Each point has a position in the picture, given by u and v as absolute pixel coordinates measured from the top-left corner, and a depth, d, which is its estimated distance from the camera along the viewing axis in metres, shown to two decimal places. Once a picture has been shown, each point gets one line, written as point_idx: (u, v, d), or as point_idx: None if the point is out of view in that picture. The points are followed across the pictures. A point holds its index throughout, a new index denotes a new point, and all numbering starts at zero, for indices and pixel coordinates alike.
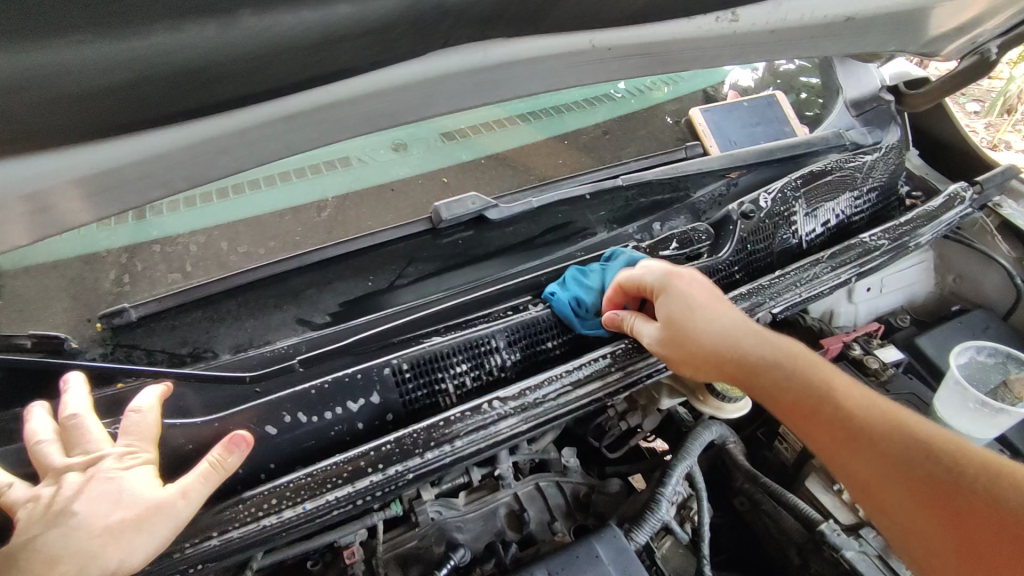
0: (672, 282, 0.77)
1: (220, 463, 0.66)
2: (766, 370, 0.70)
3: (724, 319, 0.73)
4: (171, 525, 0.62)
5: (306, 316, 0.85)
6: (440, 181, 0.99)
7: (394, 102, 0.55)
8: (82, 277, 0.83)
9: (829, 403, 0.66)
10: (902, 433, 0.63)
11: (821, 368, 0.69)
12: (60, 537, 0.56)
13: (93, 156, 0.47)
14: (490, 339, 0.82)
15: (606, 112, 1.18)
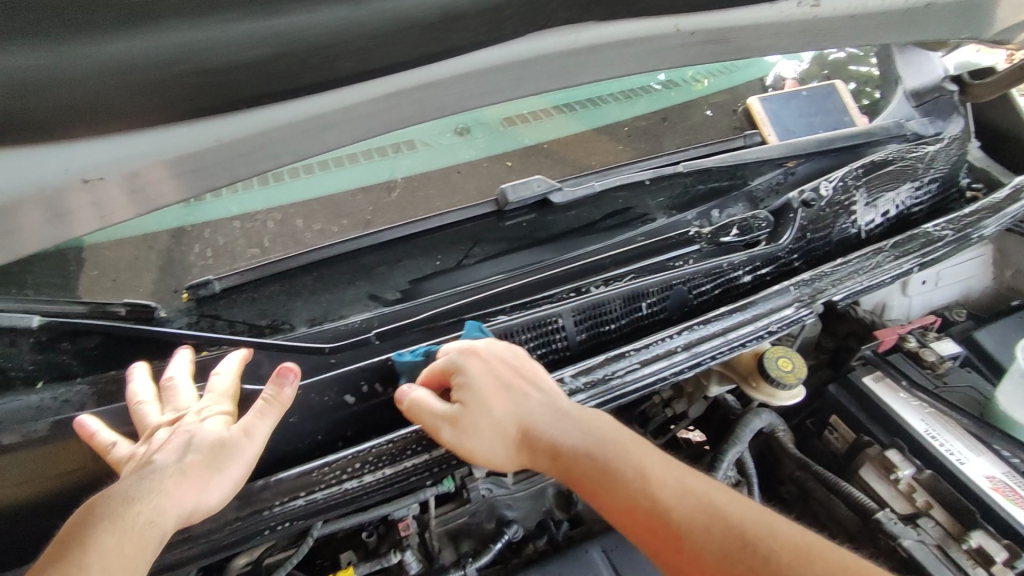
0: (467, 362, 0.73)
1: (275, 397, 0.68)
2: (580, 461, 0.71)
3: (530, 405, 0.74)
4: (239, 462, 0.65)
5: (378, 292, 0.88)
6: (505, 164, 1.03)
7: (490, 83, 0.58)
8: (170, 251, 0.88)
9: (641, 492, 0.67)
10: (715, 520, 0.63)
11: (631, 455, 0.70)
12: (137, 481, 0.60)
13: (219, 127, 0.50)
14: (556, 319, 0.84)
15: (649, 104, 1.17)
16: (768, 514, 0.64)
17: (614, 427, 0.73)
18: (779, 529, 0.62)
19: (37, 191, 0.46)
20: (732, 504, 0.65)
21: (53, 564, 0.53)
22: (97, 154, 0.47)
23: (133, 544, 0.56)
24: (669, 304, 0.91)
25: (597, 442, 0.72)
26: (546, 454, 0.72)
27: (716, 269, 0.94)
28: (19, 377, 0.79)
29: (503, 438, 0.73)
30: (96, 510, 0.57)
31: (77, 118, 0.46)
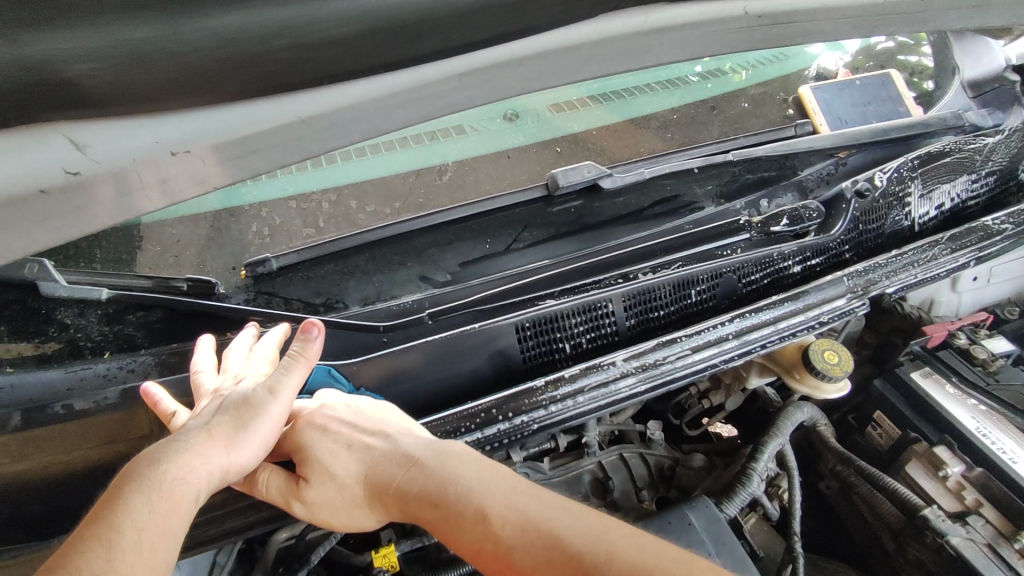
0: (301, 428, 0.69)
1: (300, 352, 0.69)
2: (421, 510, 0.63)
3: (369, 457, 0.67)
4: (267, 420, 0.66)
5: (429, 273, 0.90)
6: (554, 150, 1.04)
7: (557, 64, 0.59)
8: (229, 228, 0.91)
9: (485, 533, 0.59)
10: (561, 556, 0.55)
11: (474, 489, 0.61)
12: (169, 443, 0.61)
13: (297, 104, 0.51)
14: (606, 304, 0.84)
15: (688, 96, 1.15)
16: (615, 539, 0.55)
17: (465, 458, 0.64)
18: (625, 560, 0.53)
19: (131, 164, 0.48)
20: (580, 533, 0.56)
21: (86, 525, 0.53)
22: (189, 130, 0.49)
23: (162, 502, 0.56)
24: (718, 293, 0.91)
25: (440, 483, 0.63)
26: (392, 507, 0.65)
27: (767, 258, 0.93)
28: (89, 347, 0.83)
29: (353, 497, 0.67)
30: (126, 474, 0.57)
31: (174, 92, 0.48)
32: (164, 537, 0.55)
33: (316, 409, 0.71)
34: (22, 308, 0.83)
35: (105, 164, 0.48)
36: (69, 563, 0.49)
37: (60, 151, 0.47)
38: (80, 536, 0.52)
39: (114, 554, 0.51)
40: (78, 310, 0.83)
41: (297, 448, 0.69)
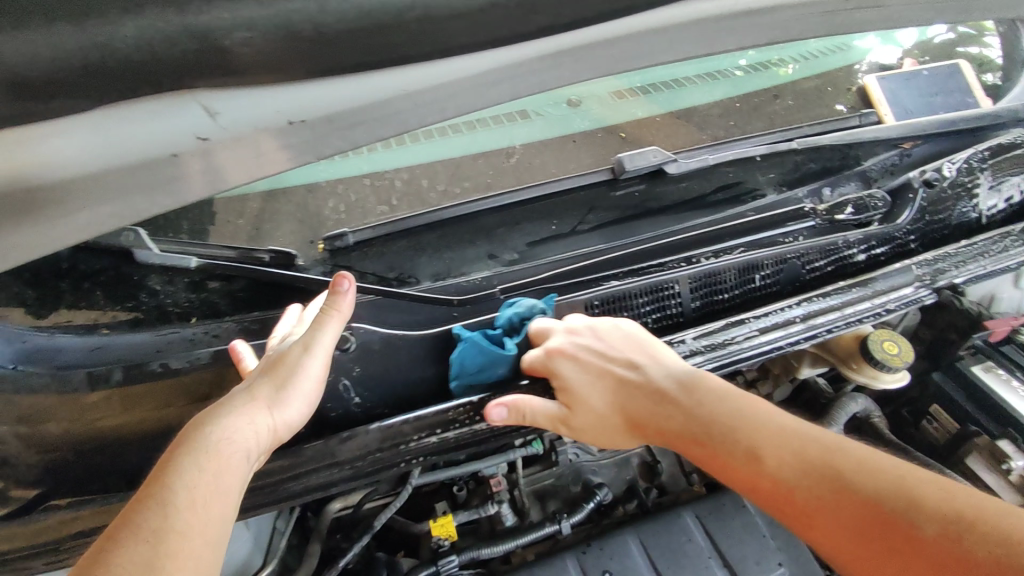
0: (555, 358, 0.79)
1: (332, 309, 0.74)
2: (687, 439, 0.73)
3: (628, 389, 0.78)
4: (308, 377, 0.71)
5: (497, 252, 0.93)
6: (618, 136, 1.06)
7: (648, 44, 0.61)
8: (307, 203, 0.94)
9: (754, 466, 0.67)
10: (836, 485, 0.61)
11: (744, 429, 0.69)
12: (218, 406, 0.66)
13: (411, 76, 0.55)
14: (673, 285, 0.86)
15: (726, 89, 1.13)
16: (913, 480, 0.58)
17: (720, 397, 0.73)
18: (923, 499, 0.56)
19: (253, 131, 0.53)
20: (865, 476, 0.60)
21: (143, 484, 0.57)
22: (305, 100, 0.53)
23: (210, 460, 0.59)
24: (782, 278, 0.92)
25: (704, 421, 0.72)
26: (656, 434, 0.76)
27: (831, 245, 0.93)
28: (176, 312, 0.89)
29: (615, 422, 0.79)
30: (179, 437, 0.62)
31: (302, 61, 0.51)
32: (214, 492, 0.58)
33: (568, 342, 0.80)
34: (115, 274, 0.88)
35: (231, 130, 0.52)
36: (130, 515, 0.54)
37: (194, 118, 0.51)
38: (139, 494, 0.56)
39: (169, 505, 0.55)
40: (166, 277, 0.89)
41: (558, 379, 0.79)
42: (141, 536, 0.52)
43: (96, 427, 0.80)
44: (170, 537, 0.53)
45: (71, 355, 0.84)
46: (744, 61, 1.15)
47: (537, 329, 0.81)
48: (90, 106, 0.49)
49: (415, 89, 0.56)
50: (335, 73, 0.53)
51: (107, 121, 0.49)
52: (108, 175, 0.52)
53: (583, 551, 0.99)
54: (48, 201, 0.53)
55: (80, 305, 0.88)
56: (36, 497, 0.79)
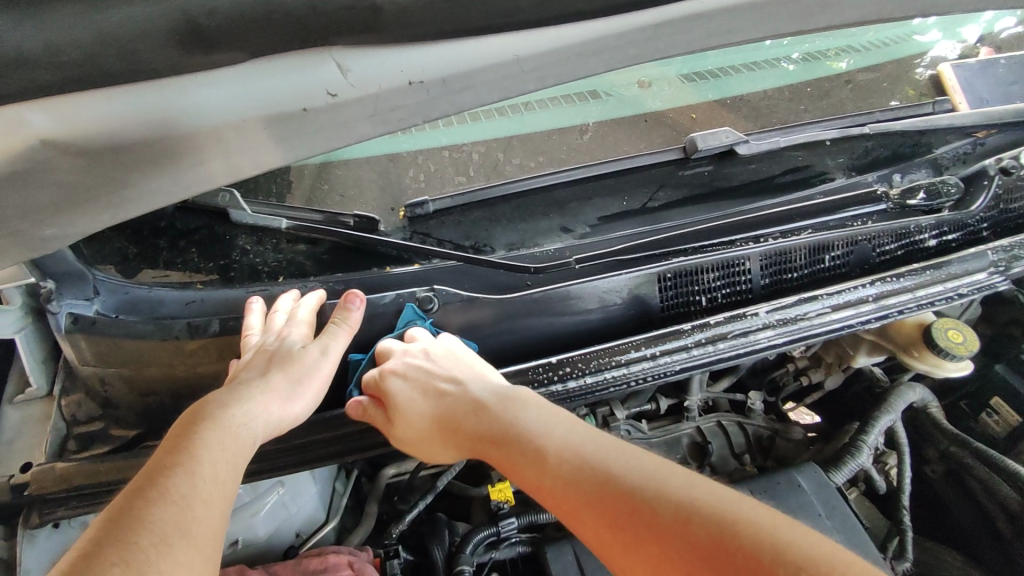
0: (389, 374, 0.81)
1: (346, 319, 0.82)
2: (493, 450, 0.72)
3: (448, 401, 0.79)
4: (317, 379, 0.79)
5: (570, 225, 0.96)
6: (690, 116, 1.08)
7: (742, 17, 0.67)
8: (389, 171, 0.99)
9: (544, 468, 0.65)
10: (602, 486, 0.59)
11: (536, 433, 0.68)
12: (235, 394, 0.72)
13: (530, 42, 0.60)
14: (745, 261, 0.88)
15: (781, 79, 1.12)
16: (661, 472, 0.57)
17: (529, 407, 0.72)
18: (666, 488, 0.55)
19: (379, 92, 0.58)
20: (625, 470, 0.59)
21: (165, 454, 0.61)
22: (429, 62, 0.58)
23: (230, 441, 0.65)
24: (852, 260, 0.93)
25: (506, 427, 0.71)
26: (464, 440, 0.77)
27: (904, 229, 0.94)
28: (265, 271, 0.93)
29: (433, 430, 0.82)
30: (198, 417, 0.67)
31: (433, 22, 0.56)
32: (229, 469, 0.63)
33: (401, 361, 0.81)
34: (210, 234, 0.94)
35: (359, 88, 0.58)
36: (159, 479, 0.56)
37: (329, 74, 0.56)
38: (166, 461, 0.59)
39: (196, 475, 0.59)
40: (256, 238, 0.94)
41: (388, 393, 0.81)
42: (172, 498, 0.55)
43: (194, 374, 0.86)
44: (198, 501, 0.56)
45: (169, 308, 0.89)
46: (794, 57, 1.13)
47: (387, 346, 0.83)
48: (241, 59, 0.54)
49: (526, 54, 0.61)
50: (459, 36, 0.58)
51: (254, 74, 0.54)
52: (246, 126, 0.56)
53: None
54: (190, 150, 0.56)
55: (175, 263, 0.93)
56: (134, 438, 0.87)
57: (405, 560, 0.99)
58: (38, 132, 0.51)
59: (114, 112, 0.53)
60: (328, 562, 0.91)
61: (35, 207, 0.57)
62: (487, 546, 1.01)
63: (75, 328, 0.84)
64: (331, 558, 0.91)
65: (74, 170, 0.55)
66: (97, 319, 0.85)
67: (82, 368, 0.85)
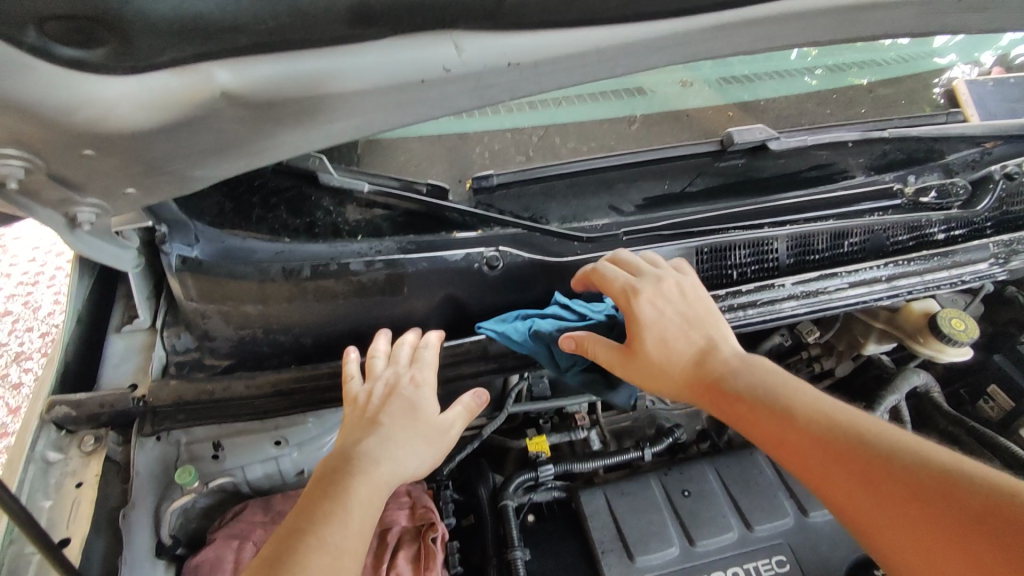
0: (640, 292, 0.85)
1: (471, 407, 0.89)
2: (733, 402, 0.77)
3: (688, 337, 0.83)
4: (447, 445, 0.86)
5: (617, 204, 1.09)
6: (727, 114, 1.20)
7: (786, 24, 0.79)
8: (457, 148, 1.11)
9: (787, 425, 0.72)
10: (861, 445, 0.67)
11: (779, 395, 0.75)
12: (382, 445, 0.78)
13: (611, 34, 0.72)
14: (773, 242, 1.00)
15: (809, 86, 1.23)
16: (920, 445, 0.65)
17: (769, 372, 0.79)
18: (919, 454, 0.64)
19: (483, 69, 0.71)
20: (883, 441, 0.67)
21: (324, 497, 0.71)
22: (527, 48, 0.70)
23: (374, 498, 0.74)
24: (868, 247, 1.04)
25: (748, 384, 0.78)
26: (695, 393, 0.81)
27: (916, 223, 1.05)
28: (346, 229, 1.05)
29: (661, 370, 0.83)
30: (352, 464, 0.76)
31: (539, 15, 0.68)
32: (370, 518, 0.73)
33: (654, 288, 0.86)
34: (298, 194, 1.04)
35: (468, 65, 0.70)
36: (317, 530, 0.68)
37: (446, 53, 0.68)
38: (325, 505, 0.71)
39: (347, 527, 0.69)
40: (338, 200, 1.04)
41: (631, 312, 0.85)
42: (327, 545, 0.67)
43: (286, 313, 0.97)
44: (346, 554, 0.67)
45: (261, 255, 0.99)
46: (816, 74, 1.24)
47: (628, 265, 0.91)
48: (383, 36, 0.65)
49: (605, 45, 0.73)
50: (556, 27, 0.70)
51: (390, 49, 0.66)
52: (374, 91, 0.69)
53: (664, 473, 1.09)
54: (330, 106, 0.68)
55: (265, 220, 1.02)
56: (227, 366, 0.99)
57: (454, 497, 1.09)
58: (221, 85, 0.62)
59: (280, 73, 0.64)
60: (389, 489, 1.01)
61: (198, 146, 0.69)
62: (525, 489, 1.09)
63: (184, 268, 0.95)
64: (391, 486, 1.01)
65: (238, 118, 0.66)
66: (203, 260, 0.96)
67: (187, 303, 0.96)
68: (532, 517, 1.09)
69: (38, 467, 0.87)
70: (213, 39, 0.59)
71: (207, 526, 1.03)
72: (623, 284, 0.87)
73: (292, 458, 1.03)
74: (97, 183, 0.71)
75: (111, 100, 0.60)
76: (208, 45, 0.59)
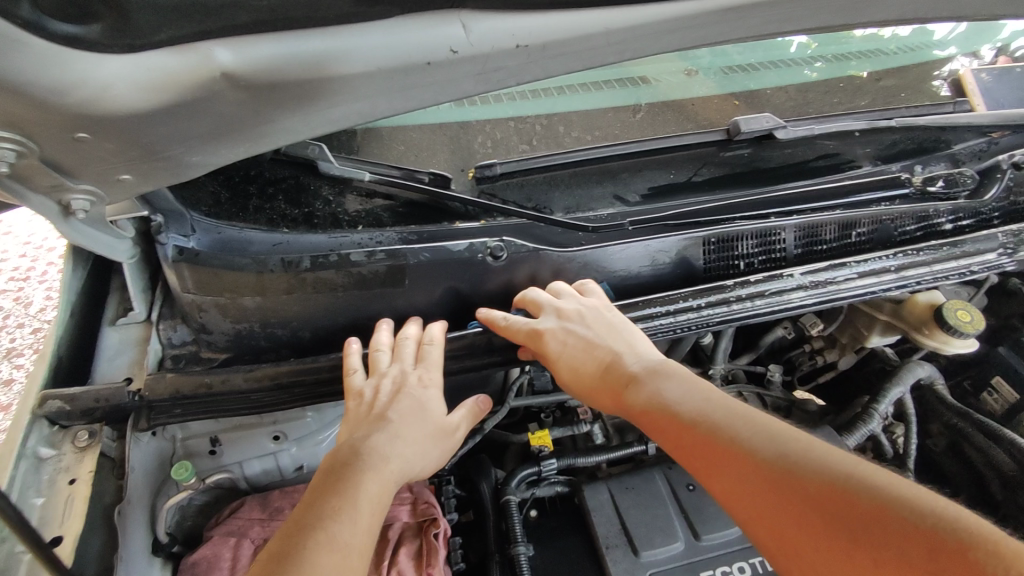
0: (545, 335, 0.86)
1: (477, 409, 0.85)
2: (637, 413, 0.76)
3: (594, 362, 0.83)
4: (453, 448, 0.82)
5: (622, 193, 1.06)
6: (733, 103, 1.18)
7: (798, 7, 0.76)
8: (459, 137, 1.09)
9: (685, 430, 0.70)
10: (753, 448, 0.64)
11: (677, 403, 0.73)
12: (387, 443, 0.74)
13: (622, 15, 0.70)
14: (781, 232, 0.98)
15: (813, 73, 1.22)
16: (812, 446, 0.62)
17: (674, 377, 0.76)
18: (811, 456, 0.61)
19: (491, 51, 0.69)
20: (768, 442, 0.64)
21: (332, 492, 0.67)
22: (536, 29, 0.68)
23: (382, 496, 0.70)
24: (874, 238, 1.03)
25: (652, 395, 0.75)
26: (610, 407, 0.80)
27: (923, 212, 1.04)
28: (346, 219, 1.03)
29: (581, 392, 0.84)
30: (358, 458, 0.72)
31: None
32: (378, 517, 0.69)
33: (554, 327, 0.86)
34: (295, 183, 1.01)
35: (476, 47, 0.67)
36: (327, 525, 0.63)
37: (453, 33, 0.66)
38: (332, 501, 0.66)
39: (356, 523, 0.65)
40: (337, 189, 1.02)
41: (540, 350, 0.86)
42: (335, 543, 0.62)
43: (284, 304, 0.94)
44: (355, 551, 0.63)
45: (257, 247, 0.98)
46: (817, 65, 1.22)
47: (531, 301, 0.90)
48: (390, 14, 0.63)
49: (614, 27, 0.71)
50: (566, 8, 0.68)
51: (396, 29, 0.64)
52: (379, 72, 0.66)
53: (669, 467, 1.07)
54: (332, 89, 0.66)
55: (263, 210, 1.00)
56: (225, 359, 0.97)
57: (457, 492, 1.07)
58: (221, 65, 0.60)
59: (283, 53, 0.61)
60: None
61: (197, 129, 0.67)
62: (529, 483, 1.07)
63: (180, 258, 0.93)
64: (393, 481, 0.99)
65: (238, 100, 0.64)
66: (199, 251, 0.94)
67: (184, 295, 0.94)
68: (535, 512, 1.07)
69: (29, 462, 0.84)
70: (212, 16, 0.57)
71: (204, 522, 1.01)
72: (526, 329, 0.87)
73: (292, 454, 1.02)
74: (90, 167, 0.69)
75: (106, 79, 0.58)
76: (207, 22, 0.57)
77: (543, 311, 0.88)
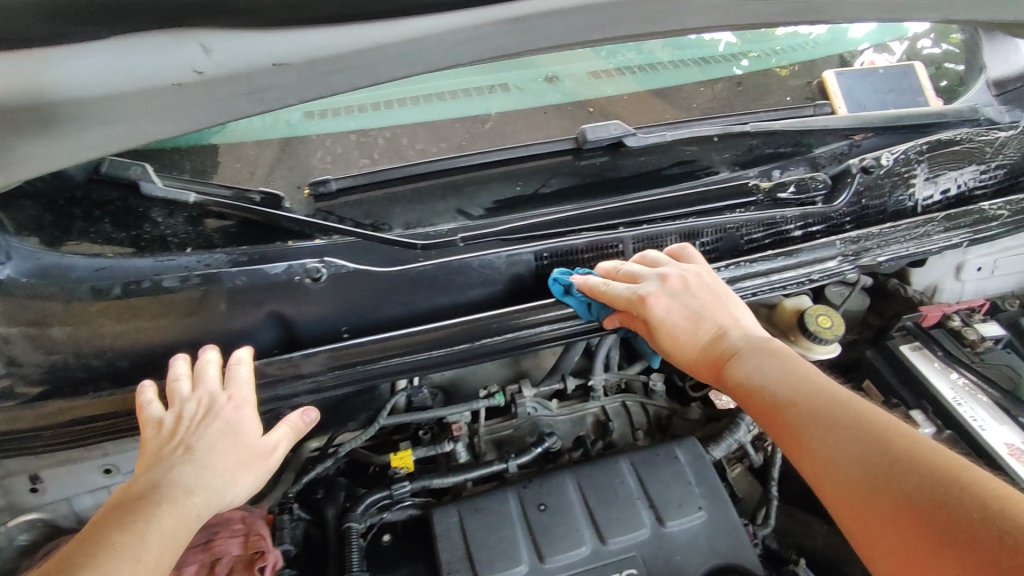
0: (651, 300, 0.85)
1: (297, 425, 0.85)
2: (737, 385, 0.76)
3: (701, 333, 0.82)
4: (270, 471, 0.81)
5: (465, 208, 1.03)
6: (587, 110, 1.16)
7: (583, 17, 0.70)
8: (296, 151, 1.06)
9: (780, 410, 0.72)
10: (851, 436, 0.66)
11: (775, 380, 0.73)
12: (191, 470, 0.73)
13: (383, 31, 0.65)
14: (617, 244, 0.97)
15: (671, 79, 1.22)
16: (921, 445, 0.62)
17: (775, 352, 0.77)
18: (915, 454, 0.62)
19: (243, 71, 0.64)
20: (868, 436, 0.65)
21: (115, 529, 0.67)
22: (289, 46, 0.64)
23: (182, 529, 0.70)
24: (719, 246, 1.01)
25: (749, 367, 0.76)
26: (710, 377, 0.81)
27: (770, 220, 1.02)
28: (174, 241, 0.98)
29: (682, 361, 0.84)
30: (153, 490, 0.71)
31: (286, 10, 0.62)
32: (172, 551, 0.69)
33: (658, 291, 0.85)
34: (123, 206, 0.97)
35: (224, 67, 0.63)
36: (100, 562, 0.63)
37: (191, 54, 0.61)
38: (114, 537, 0.66)
39: (139, 561, 0.65)
40: (168, 211, 0.98)
41: (642, 316, 0.85)
42: None
43: (97, 333, 0.89)
44: None
45: (80, 273, 0.91)
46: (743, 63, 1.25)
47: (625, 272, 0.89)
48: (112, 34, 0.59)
49: (384, 43, 0.66)
50: (315, 24, 0.63)
51: (124, 50, 0.60)
52: (116, 96, 0.62)
53: (524, 486, 1.05)
54: (63, 114, 0.62)
55: (88, 233, 0.97)
56: (40, 394, 0.88)
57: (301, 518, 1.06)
58: None
59: None
60: (222, 516, 0.95)
61: None
62: (380, 508, 1.05)
63: None
64: (226, 513, 0.96)
65: None
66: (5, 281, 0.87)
67: None
68: (388, 537, 1.07)
69: None
70: None
71: None
72: (624, 293, 0.86)
73: None
74: None
75: None
76: None
77: (642, 276, 0.88)
